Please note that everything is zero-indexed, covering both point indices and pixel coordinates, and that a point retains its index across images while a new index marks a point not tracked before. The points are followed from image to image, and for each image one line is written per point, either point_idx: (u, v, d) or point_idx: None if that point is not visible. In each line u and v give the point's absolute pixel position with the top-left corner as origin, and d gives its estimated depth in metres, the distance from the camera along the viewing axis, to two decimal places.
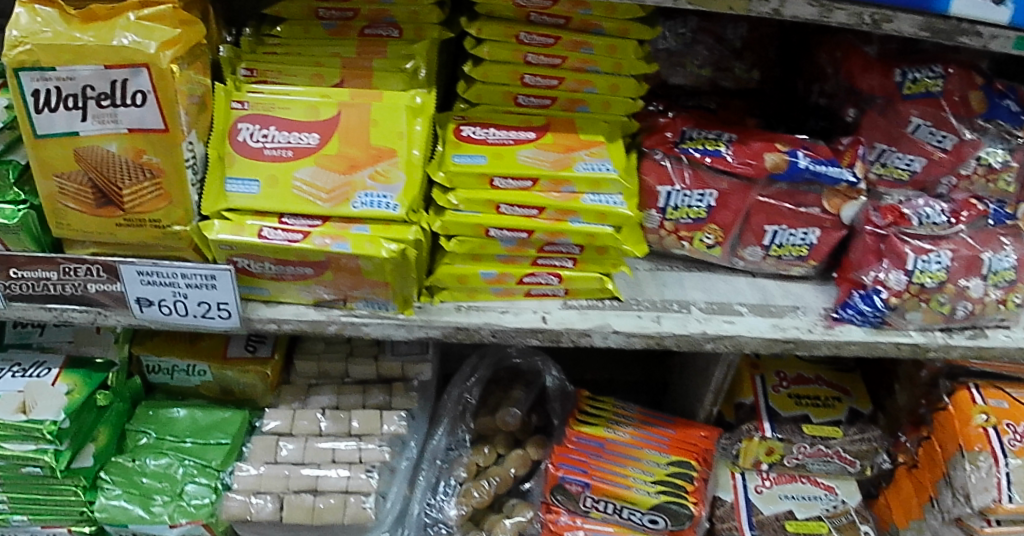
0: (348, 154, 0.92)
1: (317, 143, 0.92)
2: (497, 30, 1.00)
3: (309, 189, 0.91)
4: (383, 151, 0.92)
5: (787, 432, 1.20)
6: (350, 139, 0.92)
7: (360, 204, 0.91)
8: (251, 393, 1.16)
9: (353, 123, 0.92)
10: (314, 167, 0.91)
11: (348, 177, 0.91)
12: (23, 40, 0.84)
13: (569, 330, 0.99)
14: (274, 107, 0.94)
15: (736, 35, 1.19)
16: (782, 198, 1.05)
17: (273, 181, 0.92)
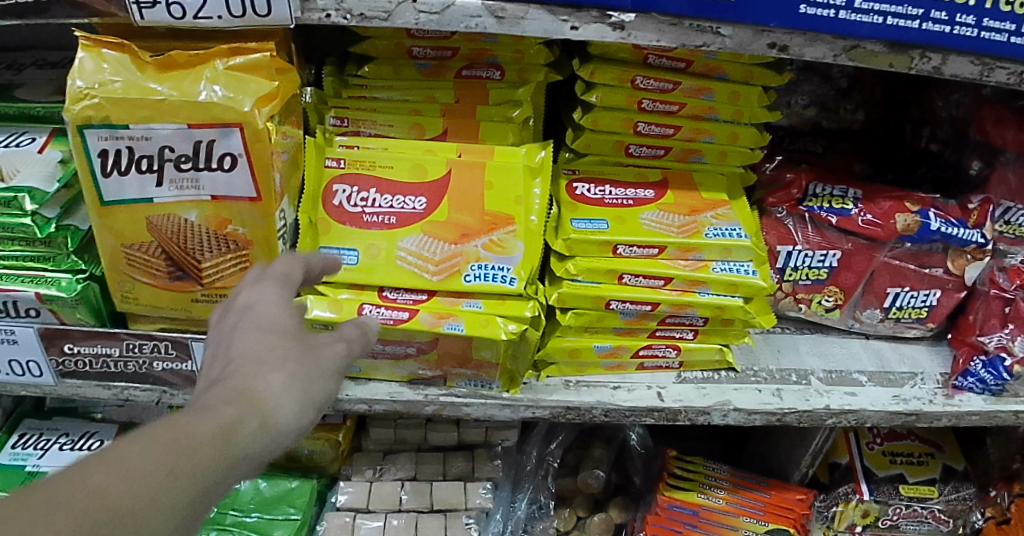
0: (458, 222, 0.83)
1: (424, 209, 0.84)
2: (611, 74, 0.89)
3: (414, 261, 0.81)
4: (499, 218, 0.83)
5: (884, 494, 1.14)
6: (462, 204, 0.84)
7: (472, 279, 0.81)
8: (318, 460, 1.07)
9: (467, 186, 0.84)
10: (420, 236, 0.82)
11: (460, 246, 0.82)
12: (90, 92, 0.72)
13: (688, 409, 0.90)
14: (374, 167, 0.85)
15: (843, 73, 1.10)
16: (907, 259, 0.97)
17: (373, 251, 0.82)
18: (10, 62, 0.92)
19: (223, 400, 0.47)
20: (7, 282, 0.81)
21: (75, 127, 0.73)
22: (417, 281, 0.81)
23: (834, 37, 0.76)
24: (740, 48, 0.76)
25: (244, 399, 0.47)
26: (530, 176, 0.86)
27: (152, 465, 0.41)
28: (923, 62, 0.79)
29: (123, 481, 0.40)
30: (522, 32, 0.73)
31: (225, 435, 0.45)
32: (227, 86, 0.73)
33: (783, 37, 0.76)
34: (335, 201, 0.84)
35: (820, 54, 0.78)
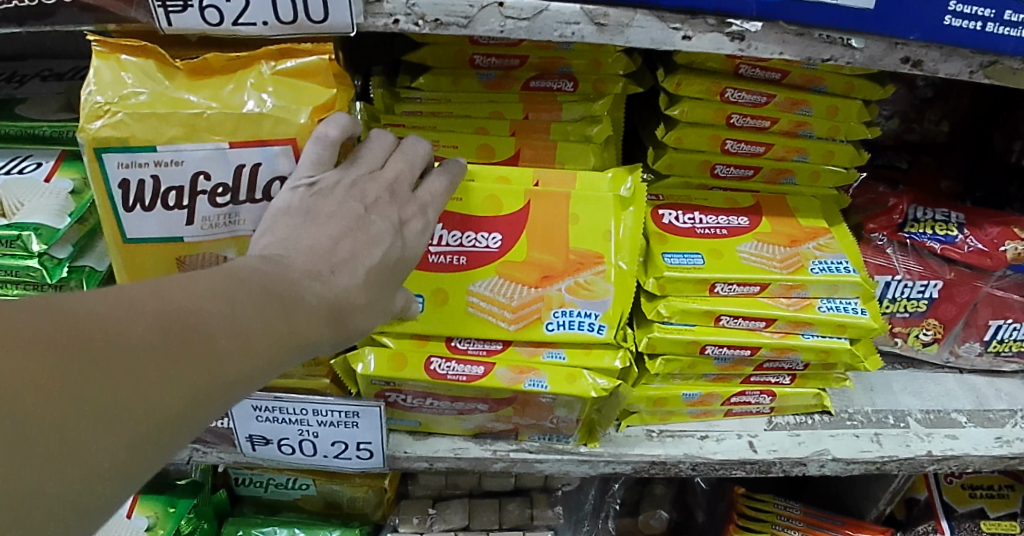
0: (538, 261, 0.72)
1: (498, 248, 0.72)
2: (699, 86, 0.79)
3: (486, 309, 0.71)
4: (585, 257, 0.72)
5: (967, 532, 1.06)
6: (542, 241, 0.72)
7: (554, 327, 0.71)
8: (360, 507, 0.97)
9: (546, 221, 0.73)
10: (494, 279, 0.72)
11: (540, 291, 0.71)
12: (111, 107, 0.62)
13: (783, 461, 0.81)
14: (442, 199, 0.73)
15: (928, 81, 1.02)
16: (1013, 289, 0.89)
17: (440, 297, 0.71)
18: (10, 74, 0.80)
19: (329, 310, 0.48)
20: None
21: (90, 149, 0.62)
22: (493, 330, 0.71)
23: (973, 51, 0.66)
24: (869, 63, 0.66)
25: (336, 314, 0.49)
26: (620, 208, 0.74)
27: (257, 339, 0.44)
28: None
29: (228, 354, 0.42)
30: (624, 42, 0.62)
31: (315, 326, 0.47)
32: (279, 94, 0.63)
33: (918, 50, 0.65)
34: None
35: (955, 70, 0.68)
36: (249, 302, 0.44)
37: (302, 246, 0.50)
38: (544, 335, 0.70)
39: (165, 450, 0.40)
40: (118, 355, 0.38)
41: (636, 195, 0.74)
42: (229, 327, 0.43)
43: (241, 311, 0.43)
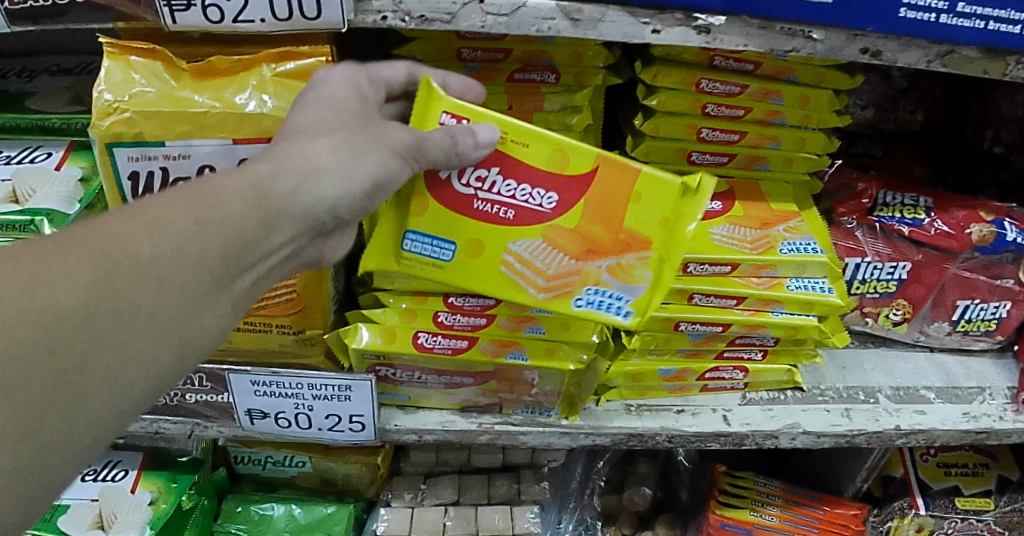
0: (591, 233, 0.65)
1: (551, 210, 0.65)
2: (675, 78, 0.84)
3: (516, 268, 0.67)
4: (642, 241, 0.65)
5: (940, 508, 1.11)
6: (598, 214, 0.65)
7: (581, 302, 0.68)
8: (355, 484, 1.02)
9: (609, 197, 0.64)
10: (537, 240, 0.66)
11: (581, 265, 0.66)
12: (122, 106, 0.65)
13: (755, 433, 0.85)
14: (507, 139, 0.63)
15: (902, 72, 1.05)
16: (979, 270, 0.92)
17: (474, 248, 0.67)
18: (19, 70, 0.84)
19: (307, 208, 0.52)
20: None
21: (102, 144, 0.66)
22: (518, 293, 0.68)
23: (929, 41, 0.70)
24: (830, 54, 0.69)
25: (318, 210, 0.53)
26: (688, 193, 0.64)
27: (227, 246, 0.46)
28: (1019, 68, 0.73)
29: (205, 275, 0.45)
30: (598, 36, 0.66)
31: (294, 224, 0.51)
32: (279, 95, 0.65)
33: (877, 41, 0.69)
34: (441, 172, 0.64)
35: (913, 60, 0.71)
36: (231, 246, 0.46)
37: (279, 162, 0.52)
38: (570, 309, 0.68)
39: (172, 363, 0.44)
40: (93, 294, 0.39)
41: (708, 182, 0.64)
42: (207, 278, 0.45)
43: (208, 237, 0.45)
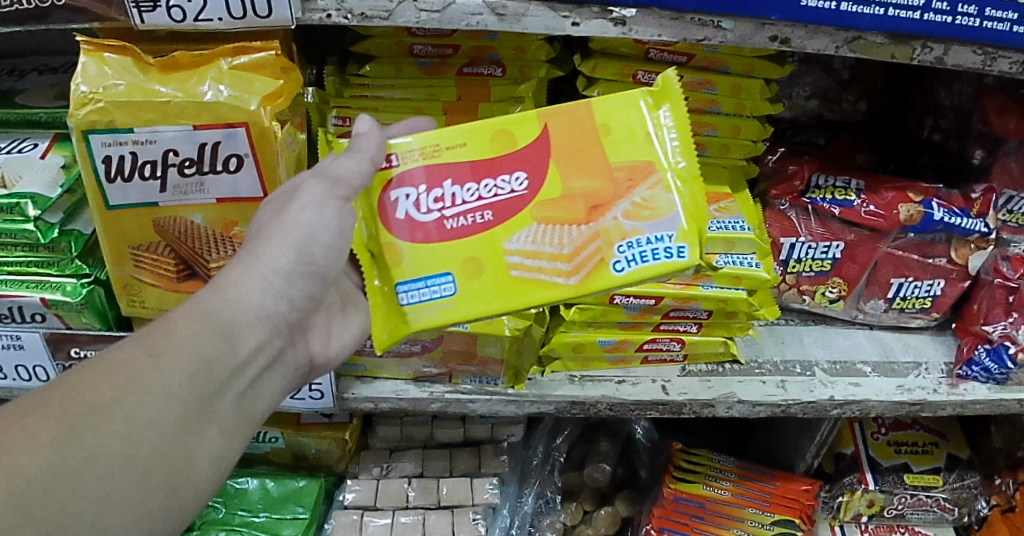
0: (583, 190, 0.69)
1: (527, 189, 0.69)
2: (613, 69, 0.91)
3: (532, 266, 0.69)
4: (631, 168, 0.68)
5: (889, 484, 1.16)
6: (578, 169, 0.69)
7: (622, 267, 0.68)
8: (325, 459, 1.08)
9: (571, 145, 0.69)
10: (532, 227, 0.69)
11: (595, 226, 0.68)
12: (95, 97, 0.70)
13: (693, 402, 0.91)
14: (441, 152, 0.70)
15: (844, 64, 1.10)
16: (910, 249, 0.98)
17: (479, 262, 0.69)
18: (10, 69, 0.91)
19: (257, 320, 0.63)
20: (11, 289, 0.79)
21: (79, 131, 0.71)
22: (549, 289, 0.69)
23: (835, 29, 0.75)
24: (741, 41, 0.75)
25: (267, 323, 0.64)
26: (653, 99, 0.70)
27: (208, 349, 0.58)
28: (925, 52, 0.79)
29: (197, 371, 0.57)
30: (523, 28, 0.72)
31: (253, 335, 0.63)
32: (233, 86, 0.70)
33: (785, 29, 0.75)
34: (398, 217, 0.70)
35: (822, 46, 0.77)
36: (205, 351, 0.58)
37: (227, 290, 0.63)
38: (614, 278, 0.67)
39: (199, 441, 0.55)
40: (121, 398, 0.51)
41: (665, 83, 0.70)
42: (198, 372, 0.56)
43: (188, 345, 0.57)
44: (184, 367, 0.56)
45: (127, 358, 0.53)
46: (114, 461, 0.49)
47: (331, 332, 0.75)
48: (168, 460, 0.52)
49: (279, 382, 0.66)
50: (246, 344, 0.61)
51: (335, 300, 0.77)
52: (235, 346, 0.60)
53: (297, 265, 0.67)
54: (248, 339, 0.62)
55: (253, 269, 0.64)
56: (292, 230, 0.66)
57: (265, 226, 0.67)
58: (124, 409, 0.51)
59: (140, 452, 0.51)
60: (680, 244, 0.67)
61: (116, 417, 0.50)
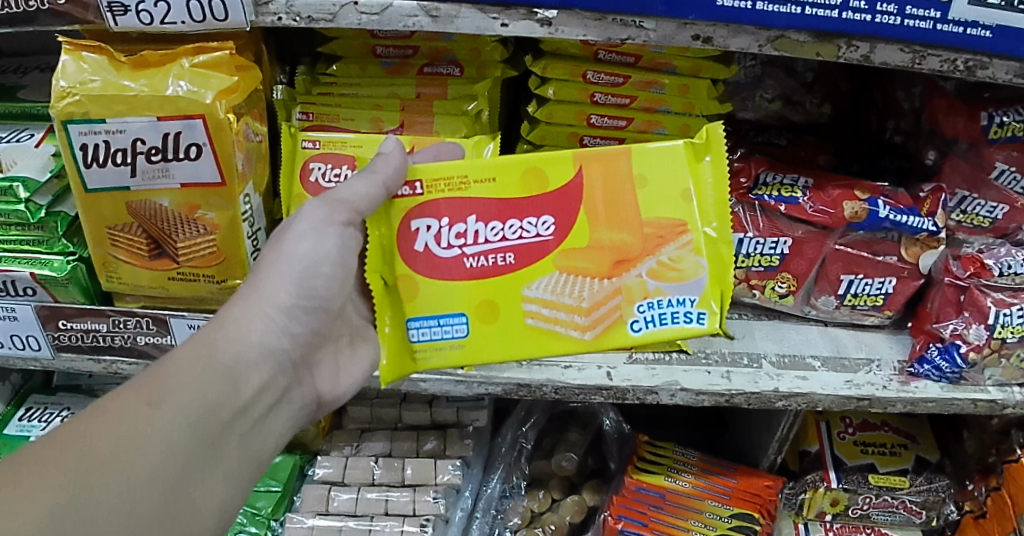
0: (612, 244, 0.76)
1: (554, 236, 0.76)
2: (563, 69, 0.95)
3: (549, 316, 0.78)
4: (665, 231, 0.76)
5: (853, 483, 1.17)
6: (609, 219, 0.76)
7: (641, 327, 0.78)
8: (301, 437, 1.14)
9: (608, 192, 0.76)
10: (555, 275, 0.77)
11: (617, 282, 0.77)
12: (72, 91, 0.77)
13: (636, 388, 0.94)
14: (468, 184, 0.75)
15: (807, 66, 1.13)
16: (860, 246, 1.00)
17: (494, 305, 0.78)
18: (17, 66, 1.00)
19: (258, 360, 0.70)
20: (5, 263, 0.87)
21: (58, 121, 0.78)
22: (565, 337, 0.79)
23: (756, 28, 0.78)
24: (665, 41, 0.79)
25: (265, 361, 0.71)
26: (696, 157, 0.77)
27: (207, 392, 0.65)
28: (851, 50, 0.80)
29: (196, 414, 0.63)
30: (456, 30, 0.78)
31: (252, 374, 0.69)
32: (192, 82, 0.77)
33: (706, 28, 0.78)
34: (416, 246, 0.76)
35: (745, 44, 0.80)
36: (204, 396, 0.64)
37: (228, 333, 0.70)
38: (631, 337, 0.78)
39: (205, 476, 0.63)
40: (128, 448, 0.58)
41: (710, 139, 0.76)
42: (197, 418, 0.63)
43: (190, 391, 0.64)
44: (188, 412, 0.63)
45: (126, 410, 0.60)
46: (121, 513, 0.56)
47: (340, 367, 0.82)
48: (170, 510, 0.60)
49: (283, 417, 0.74)
50: (249, 384, 0.69)
51: (344, 334, 0.82)
52: (236, 389, 0.67)
53: (299, 298, 0.73)
54: (250, 378, 0.69)
55: (255, 307, 0.71)
56: (294, 264, 0.73)
57: (266, 259, 0.74)
58: (127, 461, 0.58)
59: (160, 491, 0.59)
60: (700, 310, 0.78)
61: (117, 472, 0.57)
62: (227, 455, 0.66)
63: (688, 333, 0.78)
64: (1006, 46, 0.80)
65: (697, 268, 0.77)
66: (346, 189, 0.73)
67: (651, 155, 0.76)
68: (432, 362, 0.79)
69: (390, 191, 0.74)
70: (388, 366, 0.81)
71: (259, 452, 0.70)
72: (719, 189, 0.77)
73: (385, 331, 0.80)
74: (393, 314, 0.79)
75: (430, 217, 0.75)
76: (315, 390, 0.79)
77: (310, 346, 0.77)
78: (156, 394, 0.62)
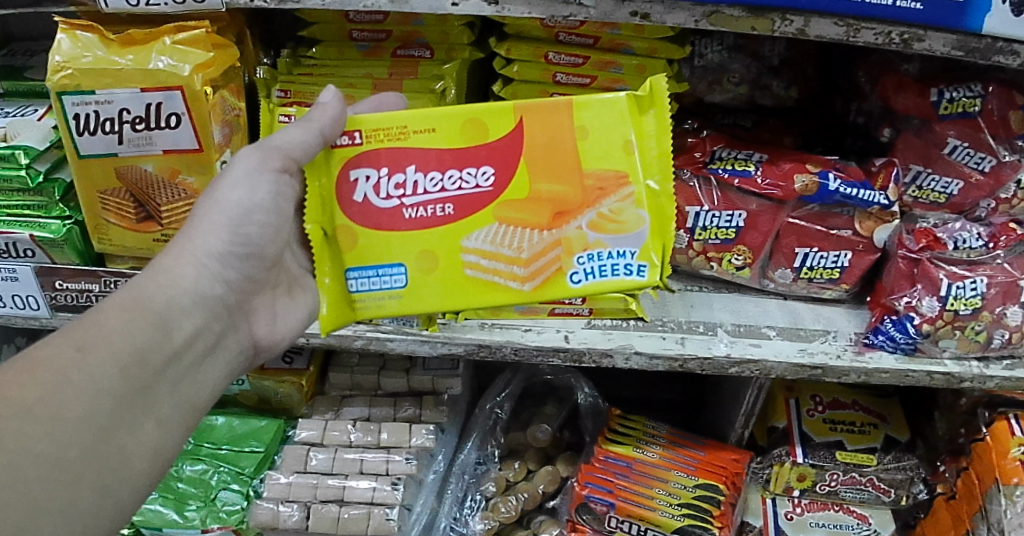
0: (550, 196, 0.82)
1: (493, 188, 0.81)
2: (526, 50, 1.01)
3: (488, 267, 0.84)
4: (607, 185, 0.81)
5: (820, 458, 1.19)
6: (546, 173, 0.81)
7: (580, 278, 0.84)
8: (287, 403, 1.20)
9: (546, 145, 0.81)
10: (494, 227, 0.82)
11: (555, 234, 0.83)
12: (65, 65, 0.84)
13: (592, 350, 0.99)
14: (407, 134, 0.80)
15: (773, 50, 1.14)
16: (812, 220, 1.03)
17: (436, 255, 0.83)
18: (27, 50, 1.10)
19: (188, 308, 0.77)
20: (7, 226, 0.95)
21: (53, 93, 0.85)
22: (505, 287, 0.85)
23: (690, 4, 0.83)
24: (604, 18, 0.85)
25: (196, 307, 0.77)
26: (640, 111, 0.81)
27: (139, 336, 0.71)
28: (785, 24, 0.83)
29: (128, 356, 0.69)
30: (410, 9, 0.85)
31: (184, 319, 0.76)
32: (171, 57, 0.84)
33: (642, 5, 0.83)
34: (356, 197, 0.82)
35: (682, 20, 0.84)
36: (134, 340, 0.70)
37: (161, 282, 0.76)
38: (570, 288, 0.84)
39: (138, 417, 0.68)
40: (62, 392, 0.63)
41: (654, 92, 0.80)
42: (129, 361, 0.69)
43: (122, 335, 0.70)
44: (122, 355, 0.69)
45: (60, 356, 0.65)
46: (52, 453, 0.61)
47: (277, 314, 0.88)
48: (103, 450, 0.65)
49: (218, 365, 0.80)
50: (180, 329, 0.75)
51: (283, 281, 0.89)
52: (169, 333, 0.74)
53: (231, 245, 0.80)
54: (181, 323, 0.76)
55: (186, 254, 0.78)
56: (227, 210, 0.80)
57: (199, 209, 0.81)
58: (62, 405, 0.63)
59: (96, 430, 0.64)
60: (640, 262, 0.83)
61: (48, 414, 0.62)
62: (160, 400, 0.71)
63: (627, 284, 0.84)
64: (939, 17, 0.81)
65: (638, 221, 0.82)
66: (283, 136, 0.78)
67: (592, 107, 0.80)
68: (370, 309, 0.85)
69: (326, 139, 0.79)
70: (328, 315, 0.85)
71: (196, 395, 0.76)
72: (661, 142, 0.81)
73: (326, 282, 0.85)
74: (333, 264, 0.84)
75: (369, 167, 0.81)
76: (251, 336, 0.86)
77: (243, 294, 0.84)
78: (85, 341, 0.67)
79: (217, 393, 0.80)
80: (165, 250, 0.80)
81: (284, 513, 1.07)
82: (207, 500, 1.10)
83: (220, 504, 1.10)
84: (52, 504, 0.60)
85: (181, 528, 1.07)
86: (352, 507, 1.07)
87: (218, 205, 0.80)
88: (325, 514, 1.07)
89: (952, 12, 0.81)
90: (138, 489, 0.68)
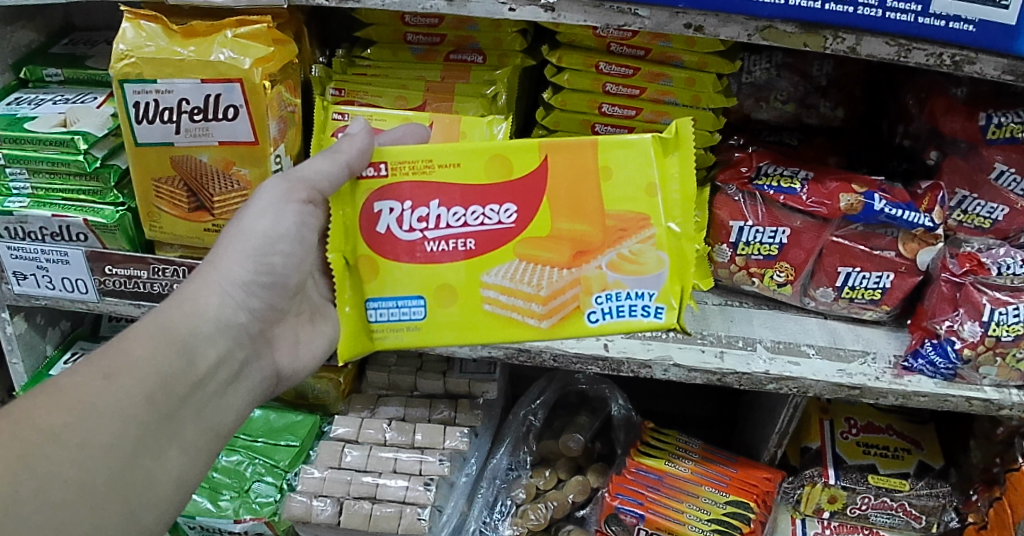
0: (570, 235, 0.82)
1: (515, 223, 0.82)
2: (577, 59, 1.02)
3: (506, 303, 0.85)
4: (627, 228, 0.81)
5: (851, 481, 1.18)
6: (569, 210, 0.81)
7: (597, 317, 0.85)
8: (323, 399, 1.20)
9: (566, 182, 0.81)
10: (513, 263, 0.83)
11: (576, 272, 0.83)
12: (128, 54, 0.86)
13: (630, 360, 0.99)
14: (432, 168, 0.80)
15: (822, 71, 1.13)
16: (856, 239, 1.03)
17: (458, 290, 0.84)
18: (87, 40, 1.13)
19: (209, 336, 0.76)
20: (62, 210, 0.97)
21: (116, 81, 0.87)
22: (523, 323, 0.86)
23: (745, 18, 0.83)
24: (659, 29, 0.85)
25: (217, 335, 0.76)
26: (664, 152, 0.81)
27: (162, 366, 0.70)
28: (837, 42, 0.83)
29: (151, 385, 0.68)
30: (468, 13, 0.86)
31: (208, 348, 0.75)
32: (232, 51, 0.86)
33: (696, 17, 0.84)
34: (379, 228, 0.82)
35: (735, 34, 0.85)
36: (158, 369, 0.69)
37: (184, 308, 0.75)
38: (587, 327, 0.85)
39: (160, 445, 0.68)
40: (87, 420, 0.63)
41: (680, 135, 0.80)
42: (155, 391, 0.68)
43: (146, 364, 0.69)
44: (146, 384, 0.68)
45: (84, 381, 0.64)
46: (77, 479, 0.61)
47: (299, 341, 0.88)
48: (128, 478, 0.65)
49: (242, 392, 0.79)
50: (205, 357, 0.74)
51: (304, 310, 0.89)
52: (193, 361, 0.73)
53: (256, 274, 0.79)
54: (205, 351, 0.74)
55: (211, 282, 0.77)
56: (251, 239, 0.79)
57: (224, 237, 0.80)
58: (85, 433, 0.62)
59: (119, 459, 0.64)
60: (658, 305, 0.84)
61: (72, 440, 0.61)
62: (183, 428, 0.71)
63: (644, 325, 0.85)
64: (993, 40, 0.80)
65: (657, 263, 0.82)
66: (309, 168, 0.79)
67: (618, 148, 0.80)
68: (389, 340, 0.86)
69: (353, 170, 0.79)
70: (346, 342, 0.86)
71: (218, 424, 0.75)
72: (684, 185, 0.81)
73: (346, 311, 0.85)
74: (354, 293, 0.85)
75: (393, 199, 0.81)
76: (273, 365, 0.85)
77: (265, 322, 0.83)
78: (111, 368, 0.66)
79: (241, 418, 0.80)
80: (189, 273, 0.79)
81: (317, 507, 1.06)
82: (240, 490, 1.10)
83: (254, 496, 1.10)
84: (75, 527, 0.60)
85: (214, 518, 1.07)
86: (384, 505, 1.06)
87: (242, 235, 0.79)
88: (357, 510, 1.06)
89: (1005, 36, 0.80)
90: (161, 515, 0.68)
